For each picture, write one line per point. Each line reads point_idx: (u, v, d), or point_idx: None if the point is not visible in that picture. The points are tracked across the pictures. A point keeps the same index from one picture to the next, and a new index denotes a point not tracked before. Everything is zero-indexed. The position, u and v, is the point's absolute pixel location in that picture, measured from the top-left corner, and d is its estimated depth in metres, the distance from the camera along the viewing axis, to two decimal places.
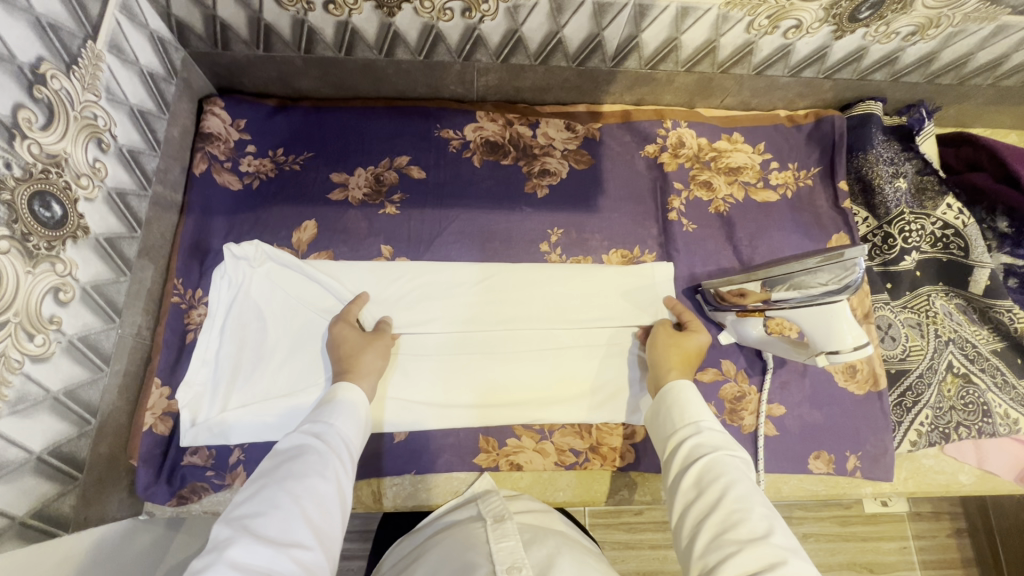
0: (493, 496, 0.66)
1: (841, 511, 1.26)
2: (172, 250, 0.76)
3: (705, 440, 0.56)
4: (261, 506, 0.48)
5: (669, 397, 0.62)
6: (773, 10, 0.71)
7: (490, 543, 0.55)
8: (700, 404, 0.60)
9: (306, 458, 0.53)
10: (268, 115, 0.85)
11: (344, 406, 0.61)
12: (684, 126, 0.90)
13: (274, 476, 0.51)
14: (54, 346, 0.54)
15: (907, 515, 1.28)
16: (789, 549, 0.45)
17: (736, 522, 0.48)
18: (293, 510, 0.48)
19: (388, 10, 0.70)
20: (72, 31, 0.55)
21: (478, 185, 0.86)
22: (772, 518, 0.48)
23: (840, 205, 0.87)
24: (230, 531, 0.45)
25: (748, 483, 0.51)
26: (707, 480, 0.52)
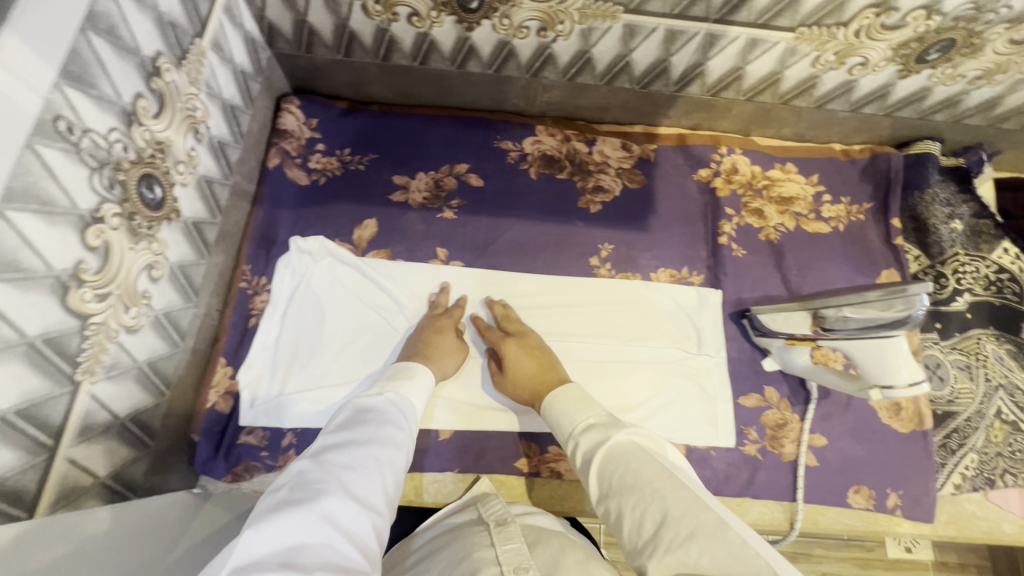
0: (493, 500, 0.67)
1: (862, 552, 1.23)
2: (243, 238, 0.80)
3: (591, 438, 0.58)
4: (349, 459, 0.49)
5: (553, 408, 0.63)
6: (842, 47, 0.72)
7: (494, 546, 0.54)
8: (585, 402, 0.62)
9: (387, 427, 0.55)
10: (338, 116, 0.89)
11: (416, 385, 0.64)
12: (739, 153, 0.91)
13: (362, 435, 0.52)
14: (143, 319, 0.57)
15: (932, 563, 1.25)
16: (686, 507, 0.46)
17: (643, 510, 0.48)
18: (373, 474, 0.49)
19: (467, 24, 0.73)
20: (184, 29, 0.59)
21: (533, 197, 0.89)
22: (663, 484, 0.49)
23: (892, 242, 0.86)
24: (320, 478, 0.46)
25: (639, 466, 0.52)
26: (606, 476, 0.53)
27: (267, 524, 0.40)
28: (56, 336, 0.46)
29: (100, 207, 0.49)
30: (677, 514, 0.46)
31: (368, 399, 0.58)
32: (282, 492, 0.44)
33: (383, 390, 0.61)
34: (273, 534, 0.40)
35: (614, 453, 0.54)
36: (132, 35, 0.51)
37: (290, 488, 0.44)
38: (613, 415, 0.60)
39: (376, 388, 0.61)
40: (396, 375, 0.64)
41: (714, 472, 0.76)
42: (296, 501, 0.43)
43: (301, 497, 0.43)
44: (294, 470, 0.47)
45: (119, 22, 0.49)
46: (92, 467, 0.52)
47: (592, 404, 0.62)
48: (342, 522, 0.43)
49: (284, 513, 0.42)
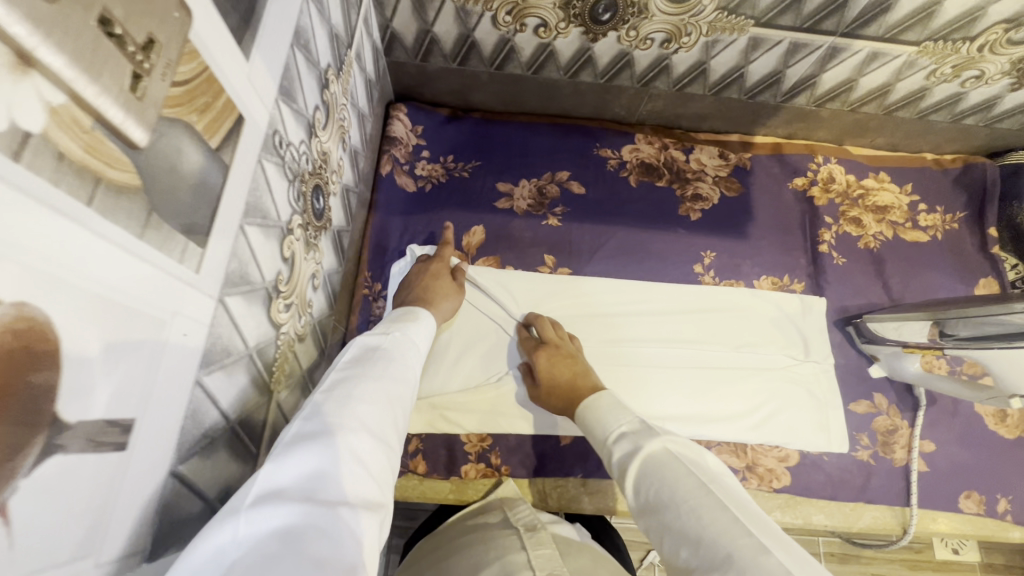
0: (519, 504, 0.68)
1: (911, 555, 1.25)
2: (361, 245, 0.81)
3: (624, 448, 0.53)
4: (363, 390, 0.42)
5: (585, 418, 0.60)
6: (961, 61, 0.74)
7: (526, 550, 0.56)
8: (612, 407, 0.58)
9: (398, 363, 0.48)
10: (441, 124, 0.90)
11: (422, 330, 0.57)
12: (834, 162, 0.93)
13: (371, 367, 0.45)
14: (308, 327, 0.58)
15: (979, 565, 1.27)
16: (728, 527, 0.42)
17: (683, 527, 0.44)
18: (389, 410, 0.43)
19: (592, 36, 0.74)
20: (342, 40, 0.60)
21: (635, 204, 0.90)
22: (700, 499, 0.45)
23: (989, 251, 0.88)
24: (333, 410, 0.39)
25: (680, 482, 0.47)
26: (643, 490, 0.49)
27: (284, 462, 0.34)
28: (262, 346, 0.46)
29: (291, 218, 0.50)
30: (715, 533, 0.42)
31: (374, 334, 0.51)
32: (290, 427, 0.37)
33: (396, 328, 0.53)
34: (287, 471, 0.34)
35: (650, 464, 0.50)
36: (316, 49, 0.52)
37: (302, 419, 0.38)
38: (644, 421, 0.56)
39: (383, 328, 0.54)
40: (399, 319, 0.57)
41: (829, 476, 0.77)
42: (309, 437, 0.36)
43: (314, 431, 0.37)
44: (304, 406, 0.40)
45: (310, 36, 0.50)
46: None
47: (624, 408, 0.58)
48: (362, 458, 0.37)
49: (297, 450, 0.35)
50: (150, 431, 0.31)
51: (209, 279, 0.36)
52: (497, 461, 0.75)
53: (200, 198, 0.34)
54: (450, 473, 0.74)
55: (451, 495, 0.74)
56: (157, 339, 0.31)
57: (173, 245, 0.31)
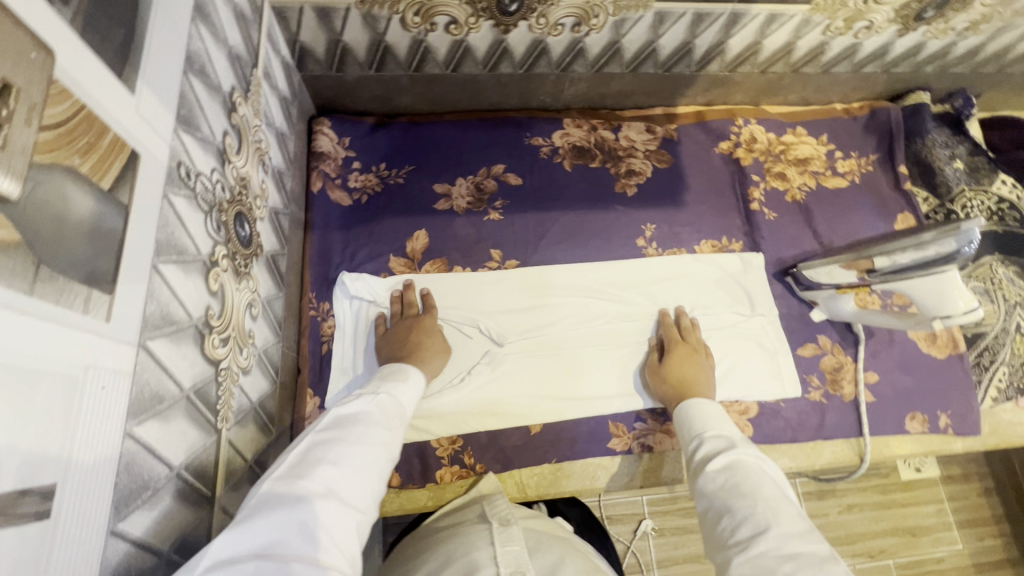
0: (498, 500, 0.67)
1: (881, 480, 1.33)
2: (302, 265, 0.79)
3: (711, 446, 0.59)
4: (325, 457, 0.46)
5: (686, 414, 0.66)
6: (850, 13, 0.78)
7: (493, 545, 0.55)
8: (713, 416, 0.64)
9: (375, 423, 0.52)
10: (369, 132, 0.89)
11: (409, 389, 0.60)
12: (754, 123, 0.97)
13: (346, 433, 0.49)
14: (252, 359, 0.56)
15: (940, 478, 1.37)
16: (795, 536, 0.47)
17: (744, 518, 0.49)
18: (361, 474, 0.47)
19: (504, 27, 0.75)
20: (245, 60, 0.58)
21: (572, 187, 0.91)
22: (778, 504, 0.50)
23: (903, 187, 0.94)
24: (304, 476, 0.44)
25: (767, 483, 0.52)
26: (715, 481, 0.54)
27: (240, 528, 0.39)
28: (201, 386, 0.44)
29: (214, 250, 0.48)
30: (778, 538, 0.47)
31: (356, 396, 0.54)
32: (260, 487, 0.43)
33: (378, 387, 0.57)
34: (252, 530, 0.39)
35: (742, 463, 0.55)
36: (214, 73, 0.50)
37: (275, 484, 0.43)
38: (735, 435, 0.61)
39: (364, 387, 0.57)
40: (388, 377, 0.60)
41: (787, 421, 0.81)
42: (278, 498, 0.42)
43: (280, 497, 0.42)
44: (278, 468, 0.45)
45: (205, 60, 0.48)
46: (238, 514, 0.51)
47: (725, 422, 0.64)
48: (323, 523, 0.41)
49: (263, 513, 0.40)
50: (81, 493, 0.30)
51: (126, 326, 0.35)
52: (470, 461, 0.75)
53: (98, 244, 0.32)
54: (425, 480, 0.74)
55: (431, 502, 0.74)
56: (71, 398, 0.29)
57: (74, 297, 0.30)
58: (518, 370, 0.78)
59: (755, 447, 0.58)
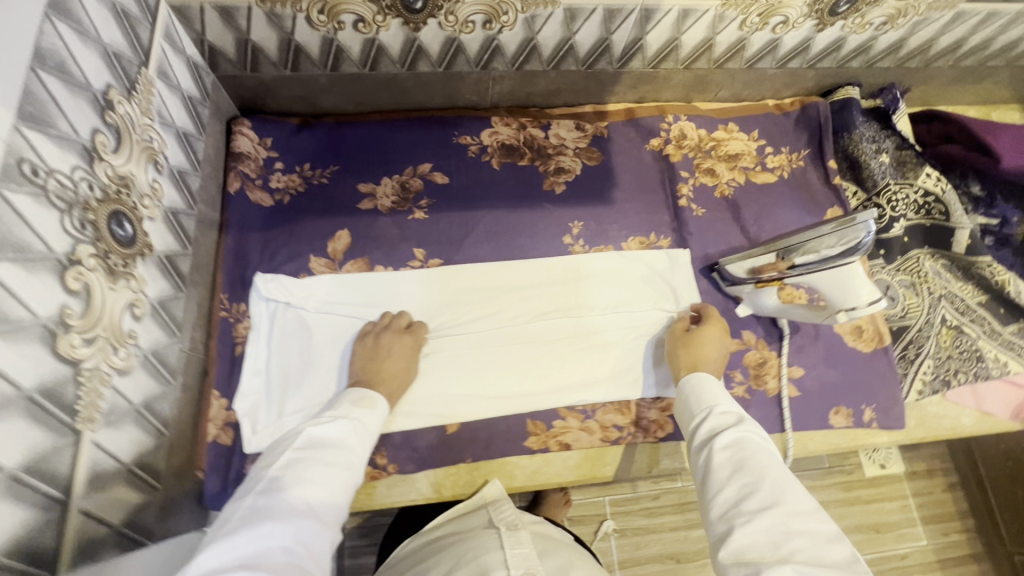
0: (503, 505, 0.74)
1: (844, 476, 1.33)
2: (215, 266, 0.78)
3: (718, 422, 0.64)
4: (299, 479, 0.54)
5: (687, 392, 0.71)
6: (764, 8, 0.78)
7: (503, 549, 0.64)
8: (715, 389, 0.68)
9: (346, 448, 0.60)
10: (293, 132, 0.88)
11: (376, 415, 0.66)
12: (684, 119, 0.96)
13: (317, 456, 0.57)
14: (133, 360, 0.55)
15: (904, 474, 1.36)
16: (799, 514, 0.53)
17: (746, 495, 0.55)
18: (333, 492, 0.55)
19: (413, 25, 0.74)
20: (129, 59, 0.57)
21: (499, 186, 0.91)
22: (786, 483, 0.56)
23: (831, 182, 0.94)
24: (284, 493, 0.52)
25: (771, 460, 0.58)
26: (738, 450, 0.59)
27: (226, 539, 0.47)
28: (49, 386, 0.44)
29: (75, 249, 0.48)
30: (783, 516, 0.53)
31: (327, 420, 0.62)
32: (246, 501, 0.51)
33: (347, 411, 0.64)
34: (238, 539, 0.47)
35: (749, 440, 0.60)
36: (80, 70, 0.50)
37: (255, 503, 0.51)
38: (741, 413, 0.66)
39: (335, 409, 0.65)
40: (357, 402, 0.66)
41: None
42: (263, 512, 0.50)
43: (263, 511, 0.50)
44: (261, 484, 0.53)
45: (66, 59, 0.48)
46: (106, 516, 0.51)
47: (723, 395, 0.69)
48: (300, 536, 0.50)
49: (248, 526, 0.49)
50: None
51: None
52: (383, 461, 0.75)
53: None
54: None
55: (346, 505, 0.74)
56: None
57: None
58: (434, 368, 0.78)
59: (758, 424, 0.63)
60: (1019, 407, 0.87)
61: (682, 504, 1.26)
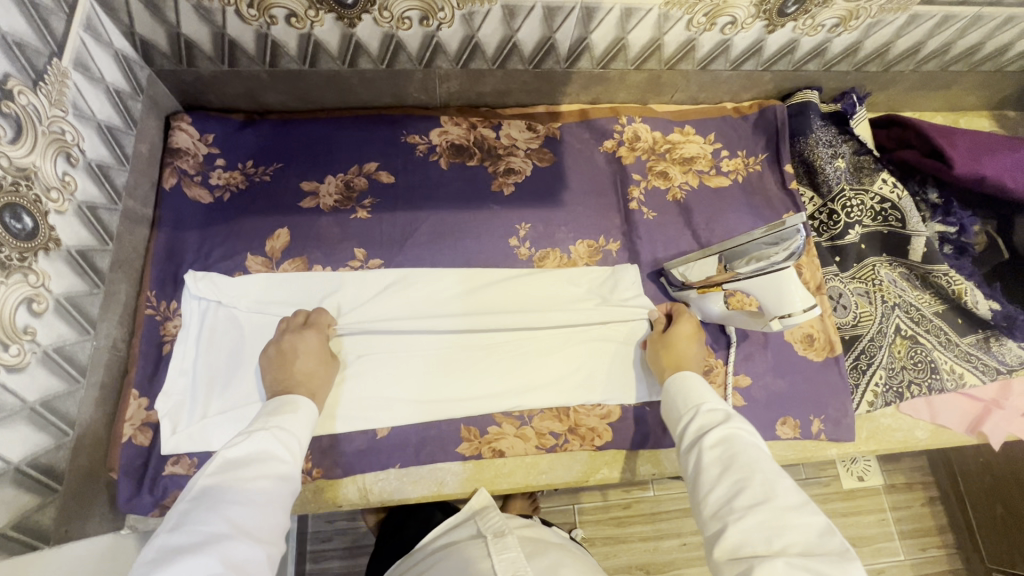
0: (491, 511, 0.73)
1: (820, 489, 1.30)
2: (145, 262, 0.76)
3: (706, 418, 0.62)
4: (221, 501, 0.48)
5: (670, 394, 0.68)
6: (709, 8, 0.77)
7: (492, 556, 0.64)
8: (703, 389, 0.66)
9: (273, 459, 0.55)
10: (236, 129, 0.86)
11: (299, 419, 0.61)
12: (639, 121, 0.95)
13: (240, 471, 0.52)
14: (29, 356, 0.54)
15: (883, 487, 1.33)
16: (791, 509, 0.51)
17: (738, 492, 0.53)
18: (265, 509, 0.51)
19: (348, 21, 0.73)
20: (37, 49, 0.57)
21: (446, 186, 0.88)
22: (775, 477, 0.53)
23: (787, 187, 0.92)
24: (204, 521, 0.46)
25: (759, 456, 0.56)
26: (727, 446, 0.57)
27: None
28: None
29: None
30: (774, 511, 0.51)
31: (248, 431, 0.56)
32: (154, 542, 0.45)
33: (269, 421, 0.58)
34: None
35: (737, 436, 0.58)
36: None
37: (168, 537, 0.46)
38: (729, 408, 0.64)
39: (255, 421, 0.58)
40: (277, 410, 0.61)
41: (649, 426, 0.80)
42: (184, 546, 0.45)
43: (186, 545, 0.45)
44: (176, 517, 0.47)
45: None
46: None
47: (711, 391, 0.66)
48: (237, 560, 0.46)
49: (170, 563, 0.43)
50: None
51: None
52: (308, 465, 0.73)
53: None
54: None
55: None
56: None
57: None
58: (367, 372, 0.76)
59: (744, 419, 0.61)
60: (976, 421, 0.85)
61: (652, 513, 1.23)
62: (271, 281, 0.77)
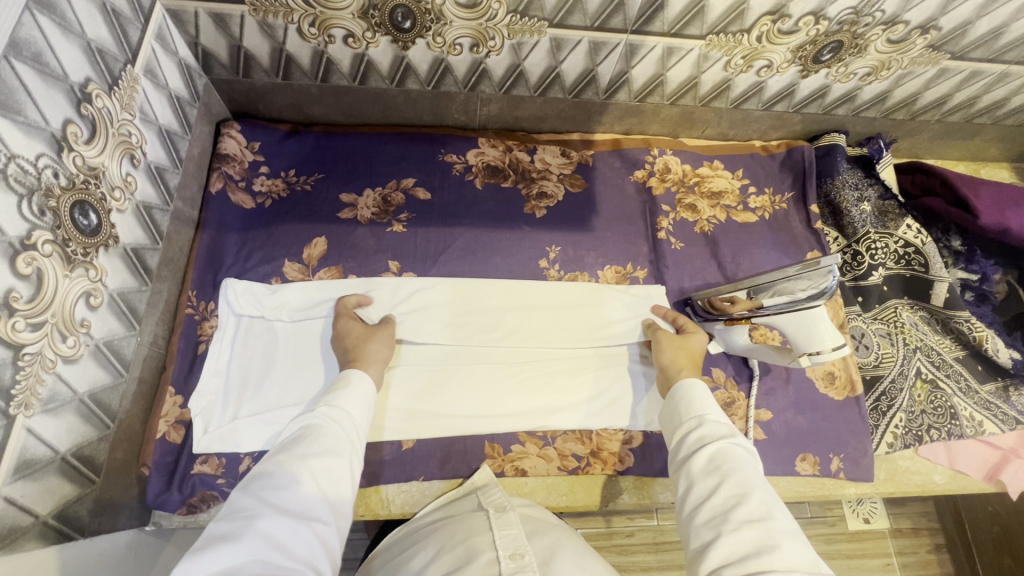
0: (492, 488, 0.71)
1: (827, 528, 1.29)
2: (188, 263, 0.78)
3: (704, 430, 0.61)
4: (272, 483, 0.50)
5: (672, 402, 0.68)
6: (748, 51, 0.80)
7: (492, 531, 0.59)
8: (703, 397, 0.66)
9: (326, 437, 0.57)
10: (281, 138, 0.89)
11: (359, 403, 0.63)
12: (670, 154, 0.97)
13: (291, 454, 0.53)
14: (82, 348, 0.56)
15: (889, 531, 1.31)
16: (784, 531, 0.51)
17: (734, 505, 0.53)
18: (309, 492, 0.51)
19: (402, 44, 0.76)
20: (114, 56, 0.59)
21: (480, 206, 0.90)
22: (771, 500, 0.54)
23: (813, 226, 0.95)
24: (252, 504, 0.48)
25: (751, 471, 0.56)
26: (722, 459, 0.57)
27: (197, 555, 0.43)
28: None
29: (31, 234, 0.48)
30: (768, 529, 0.51)
31: (301, 418, 0.59)
32: (209, 526, 0.46)
33: (323, 407, 0.60)
34: (218, 560, 0.42)
35: (736, 451, 0.58)
36: (58, 62, 0.52)
37: (221, 520, 0.47)
38: (729, 422, 0.64)
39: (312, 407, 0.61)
40: (331, 390, 0.64)
41: None
42: (234, 528, 0.45)
43: (232, 527, 0.45)
44: (226, 504, 0.48)
45: (45, 50, 0.50)
46: (32, 506, 0.51)
47: (711, 403, 0.65)
48: (282, 537, 0.46)
49: (217, 544, 0.44)
50: None
51: None
52: None
53: None
54: None
55: None
56: None
57: None
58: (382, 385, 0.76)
59: (747, 439, 0.61)
60: (994, 469, 0.85)
61: (658, 543, 1.22)
62: (309, 289, 0.79)
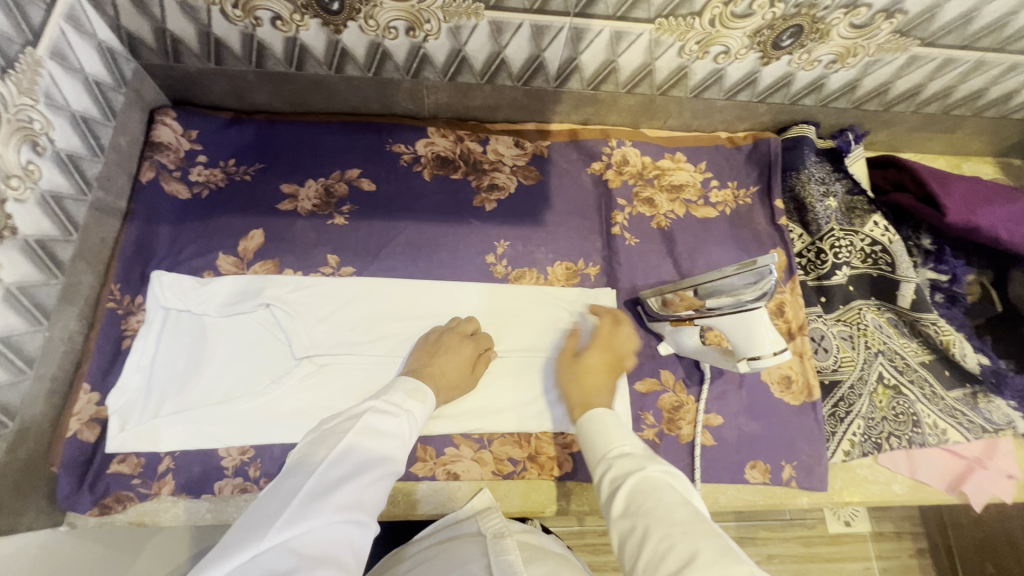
0: (493, 513, 0.68)
1: (805, 531, 1.25)
2: (112, 255, 0.75)
3: (618, 465, 0.55)
4: (354, 481, 0.51)
5: (584, 442, 0.61)
6: (702, 36, 0.75)
7: (489, 556, 0.58)
8: (611, 428, 0.60)
9: (395, 441, 0.58)
10: (222, 127, 0.85)
11: (426, 410, 0.65)
12: (629, 145, 0.93)
13: (372, 452, 0.55)
14: None
15: (870, 535, 1.27)
16: (715, 564, 0.44)
17: (661, 555, 0.46)
18: (377, 488, 0.53)
19: (334, 27, 0.73)
20: (9, 37, 0.57)
21: (427, 198, 0.87)
22: (698, 532, 0.47)
23: (777, 222, 0.90)
24: (335, 499, 0.49)
25: (669, 503, 0.49)
26: (636, 500, 0.51)
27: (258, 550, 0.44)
28: None
29: None
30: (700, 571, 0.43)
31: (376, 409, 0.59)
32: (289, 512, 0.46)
33: (401, 403, 0.62)
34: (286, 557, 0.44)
35: (650, 482, 0.52)
36: None
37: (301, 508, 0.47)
38: (643, 447, 0.57)
39: (383, 399, 0.61)
40: (411, 393, 0.64)
41: None
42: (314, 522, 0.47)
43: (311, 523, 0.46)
44: (307, 489, 0.49)
45: None
46: None
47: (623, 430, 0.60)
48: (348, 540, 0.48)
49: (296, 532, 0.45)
50: None
51: None
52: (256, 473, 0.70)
53: None
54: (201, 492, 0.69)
55: (209, 516, 0.70)
56: None
57: None
58: (304, 383, 0.73)
59: (664, 461, 0.54)
60: (958, 479, 0.81)
61: None
62: (239, 284, 0.76)
